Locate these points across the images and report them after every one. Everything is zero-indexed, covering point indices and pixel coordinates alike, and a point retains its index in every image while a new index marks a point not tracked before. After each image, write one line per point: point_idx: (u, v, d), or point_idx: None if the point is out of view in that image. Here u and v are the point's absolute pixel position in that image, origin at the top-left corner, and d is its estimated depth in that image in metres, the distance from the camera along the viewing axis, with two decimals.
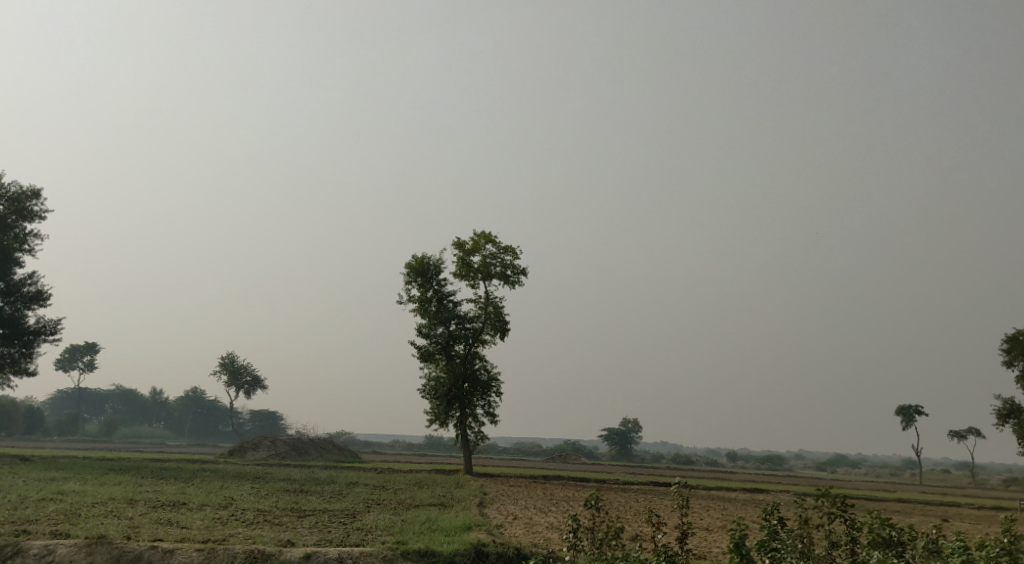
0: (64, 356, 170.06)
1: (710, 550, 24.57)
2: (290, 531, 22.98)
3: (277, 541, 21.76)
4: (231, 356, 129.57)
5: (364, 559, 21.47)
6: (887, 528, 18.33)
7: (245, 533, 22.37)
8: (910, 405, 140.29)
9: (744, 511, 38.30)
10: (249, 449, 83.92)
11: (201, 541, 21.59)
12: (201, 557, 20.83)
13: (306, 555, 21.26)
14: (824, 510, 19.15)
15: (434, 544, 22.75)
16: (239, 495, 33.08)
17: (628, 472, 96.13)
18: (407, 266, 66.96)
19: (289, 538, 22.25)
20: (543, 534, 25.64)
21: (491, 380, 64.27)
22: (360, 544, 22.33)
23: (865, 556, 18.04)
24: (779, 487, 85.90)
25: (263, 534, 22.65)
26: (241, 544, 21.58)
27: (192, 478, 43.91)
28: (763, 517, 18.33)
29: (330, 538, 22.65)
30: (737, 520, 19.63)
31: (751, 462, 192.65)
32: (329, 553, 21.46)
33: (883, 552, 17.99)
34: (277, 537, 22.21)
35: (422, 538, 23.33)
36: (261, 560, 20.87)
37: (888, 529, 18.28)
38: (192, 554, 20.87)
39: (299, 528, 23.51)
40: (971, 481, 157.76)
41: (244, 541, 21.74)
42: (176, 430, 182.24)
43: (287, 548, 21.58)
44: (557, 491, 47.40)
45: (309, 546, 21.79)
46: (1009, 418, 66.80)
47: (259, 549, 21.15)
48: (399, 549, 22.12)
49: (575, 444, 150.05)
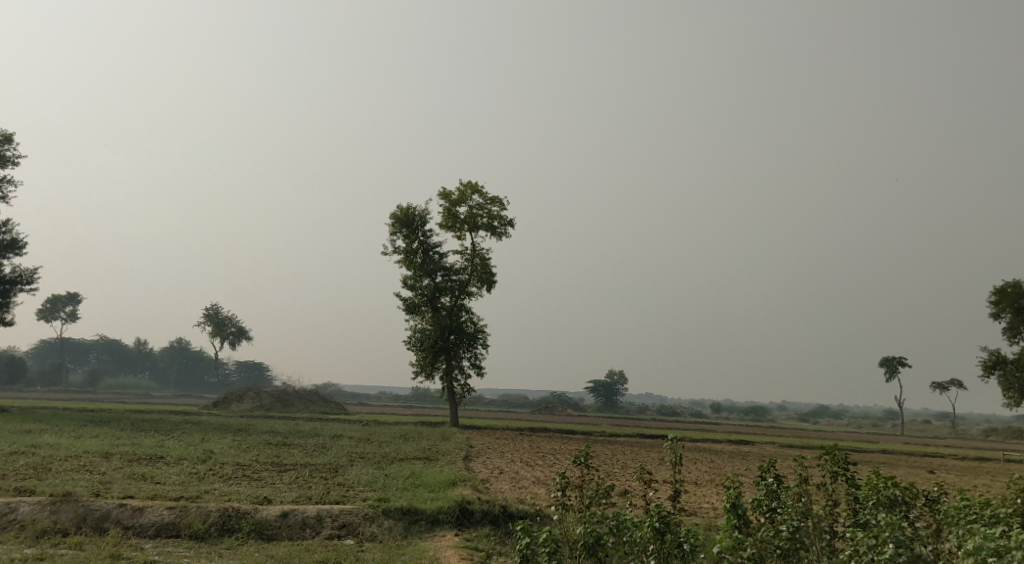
0: (46, 307, 168.48)
1: (701, 506, 24.09)
2: (267, 488, 22.28)
3: (252, 499, 21.07)
4: (215, 308, 128.47)
5: (344, 517, 20.87)
6: (892, 487, 17.77)
7: (220, 491, 21.66)
8: (894, 357, 140.97)
9: (734, 466, 37.90)
10: (234, 400, 83.34)
11: (172, 498, 20.89)
12: (172, 515, 20.14)
13: (283, 514, 20.60)
14: (825, 468, 18.56)
15: (417, 502, 22.15)
16: (219, 449, 32.34)
17: (613, 424, 96.28)
18: (392, 216, 65.77)
19: (266, 495, 21.56)
20: (530, 490, 25.06)
21: (478, 332, 63.62)
22: (339, 502, 21.68)
23: (867, 515, 17.51)
24: (765, 438, 86.20)
25: (239, 491, 21.97)
26: (215, 502, 20.89)
27: (173, 430, 43.18)
28: (761, 475, 17.74)
29: (309, 495, 22.00)
30: (732, 478, 19.01)
31: (736, 414, 194.00)
32: (307, 511, 20.81)
33: (886, 511, 17.46)
34: (253, 494, 21.54)
35: (405, 494, 22.74)
36: (235, 518, 20.21)
37: (892, 488, 17.72)
38: (163, 512, 20.17)
39: (277, 484, 22.84)
40: (952, 432, 159.48)
41: (218, 498, 21.07)
42: (161, 380, 181.60)
43: (263, 506, 20.91)
44: (543, 444, 47.01)
45: (286, 504, 21.15)
46: (994, 369, 66.80)
47: (234, 507, 20.48)
48: (381, 506, 21.53)
49: (561, 396, 150.46)
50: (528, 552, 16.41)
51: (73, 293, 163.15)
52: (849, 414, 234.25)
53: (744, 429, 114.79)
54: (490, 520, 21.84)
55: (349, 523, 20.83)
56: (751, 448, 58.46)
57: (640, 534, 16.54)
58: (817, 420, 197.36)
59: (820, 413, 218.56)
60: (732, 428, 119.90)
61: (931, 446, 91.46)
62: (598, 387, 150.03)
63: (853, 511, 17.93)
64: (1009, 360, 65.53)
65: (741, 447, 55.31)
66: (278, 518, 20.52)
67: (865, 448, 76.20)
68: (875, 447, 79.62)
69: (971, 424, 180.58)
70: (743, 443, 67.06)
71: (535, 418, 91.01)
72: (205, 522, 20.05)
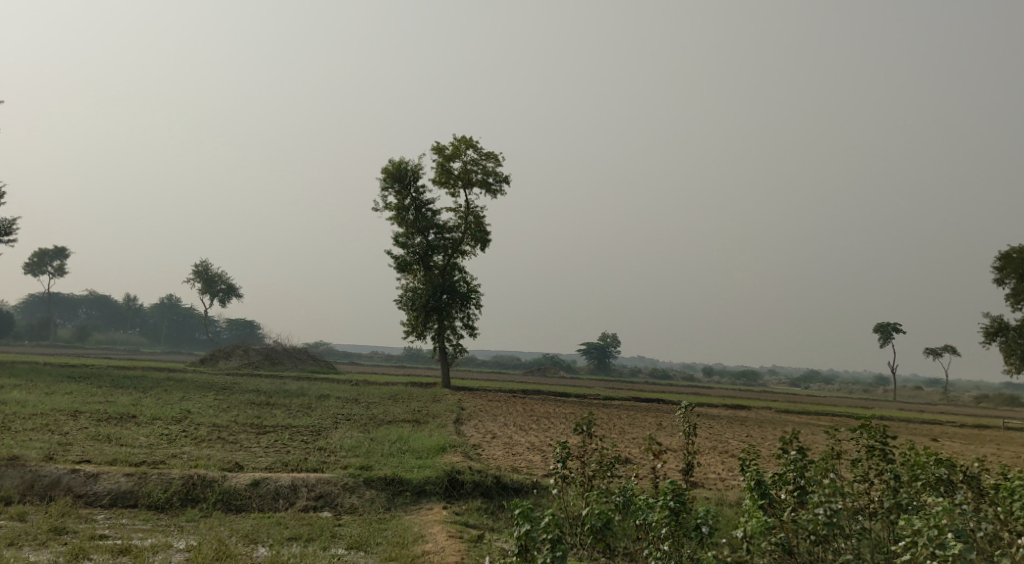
0: (34, 261, 166.33)
1: (707, 476, 22.73)
2: (239, 453, 20.76)
3: (220, 466, 19.57)
4: (205, 264, 126.58)
5: (320, 487, 19.37)
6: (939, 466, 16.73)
7: (187, 456, 20.15)
8: (889, 323, 140.17)
9: (736, 432, 36.57)
10: (222, 358, 81.79)
11: (133, 463, 19.40)
12: (130, 483, 18.66)
13: (253, 482, 19.11)
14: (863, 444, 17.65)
15: (403, 470, 20.64)
16: (198, 408, 30.77)
17: (606, 387, 95.13)
18: (383, 171, 63.68)
19: (237, 461, 20.06)
20: (524, 457, 23.56)
21: (471, 292, 61.94)
22: (318, 469, 20.16)
23: (913, 497, 16.46)
24: (761, 403, 85.21)
25: (209, 455, 20.45)
26: (180, 468, 19.39)
27: (153, 388, 41.64)
28: (783, 448, 16.51)
29: (285, 461, 20.50)
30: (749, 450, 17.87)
31: (729, 377, 193.89)
32: (281, 480, 19.31)
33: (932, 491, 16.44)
34: (223, 460, 20.04)
35: (390, 461, 21.22)
36: (200, 487, 18.73)
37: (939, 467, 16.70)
38: (120, 479, 18.69)
39: (252, 447, 21.33)
40: (944, 399, 159.26)
41: (183, 464, 19.57)
42: (151, 337, 180.13)
43: (232, 473, 19.41)
44: (538, 407, 45.63)
45: (258, 471, 19.66)
46: (996, 336, 65.50)
47: (199, 475, 18.99)
48: (362, 476, 20.01)
49: (554, 358, 149.60)
50: (527, 539, 14.88)
51: (60, 247, 160.86)
52: (841, 379, 234.47)
53: (737, 393, 114.03)
54: (482, 492, 20.34)
55: (327, 493, 19.34)
56: (749, 413, 57.29)
57: (655, 516, 14.95)
58: (809, 385, 197.34)
59: (812, 378, 218.54)
60: (726, 392, 119.14)
61: (926, 413, 90.64)
62: (591, 349, 149.13)
63: (893, 491, 16.97)
64: (1011, 327, 64.19)
65: (738, 412, 54.18)
66: (248, 487, 19.04)
67: (861, 414, 75.22)
68: (871, 413, 78.59)
69: (963, 391, 180.50)
70: (740, 408, 65.89)
71: (528, 380, 89.97)
72: (167, 490, 18.58)
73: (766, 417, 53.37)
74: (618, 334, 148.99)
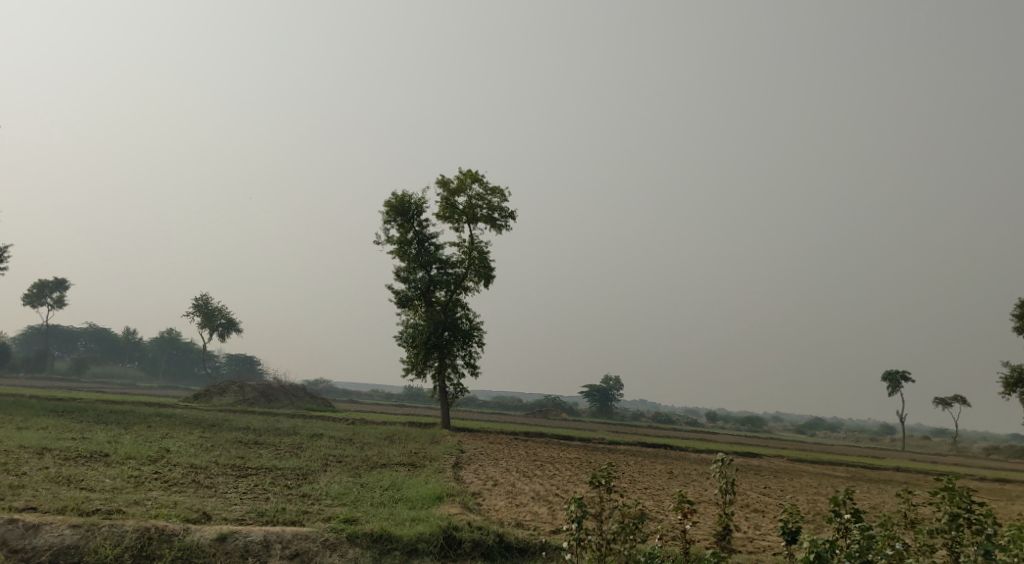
0: (32, 292, 164.60)
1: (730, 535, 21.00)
2: (209, 500, 19.00)
3: (183, 516, 17.89)
4: (205, 298, 124.71)
5: (296, 545, 17.53)
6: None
7: (149, 503, 18.46)
8: (898, 371, 137.67)
9: (752, 484, 34.50)
10: (216, 393, 79.56)
11: (84, 512, 17.81)
12: (77, 535, 17.13)
13: (219, 537, 17.44)
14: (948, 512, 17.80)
15: (392, 524, 18.62)
16: (178, 447, 28.74)
17: (610, 431, 92.48)
18: (386, 204, 62.07)
19: (205, 510, 18.34)
20: (528, 508, 21.51)
21: (474, 330, 59.97)
22: (297, 522, 18.30)
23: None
24: (771, 451, 82.61)
25: (177, 502, 18.70)
26: (137, 518, 17.76)
27: (138, 423, 39.67)
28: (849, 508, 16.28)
29: (261, 509, 18.70)
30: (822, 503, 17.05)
31: (733, 423, 190.61)
32: (252, 534, 17.58)
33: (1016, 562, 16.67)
34: (191, 509, 18.32)
35: (379, 513, 19.22)
36: (156, 543, 17.16)
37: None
38: (65, 531, 17.16)
39: (226, 493, 19.52)
40: (953, 449, 156.00)
41: (143, 514, 17.93)
42: (150, 371, 177.92)
43: (197, 525, 17.72)
44: (542, 450, 43.50)
45: (228, 522, 17.91)
46: (1017, 387, 63.20)
47: (156, 528, 17.40)
48: (345, 531, 18.07)
49: (556, 399, 147.02)
50: None
51: (60, 278, 159.34)
52: (847, 427, 231.01)
53: (745, 440, 111.34)
54: (483, 553, 18.40)
55: (304, 552, 17.52)
56: (760, 462, 55.06)
57: None
58: (815, 432, 194.14)
59: (817, 425, 215.21)
60: (732, 438, 116.34)
61: (939, 465, 87.89)
62: (593, 391, 146.53)
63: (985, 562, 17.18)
64: None
65: (751, 461, 52.43)
66: (213, 542, 17.35)
67: (875, 465, 72.71)
68: (885, 464, 75.87)
69: (971, 441, 177.21)
70: (750, 456, 63.51)
71: (529, 421, 87.52)
72: (118, 546, 17.05)
73: (779, 467, 51.17)
74: (622, 377, 146.53)
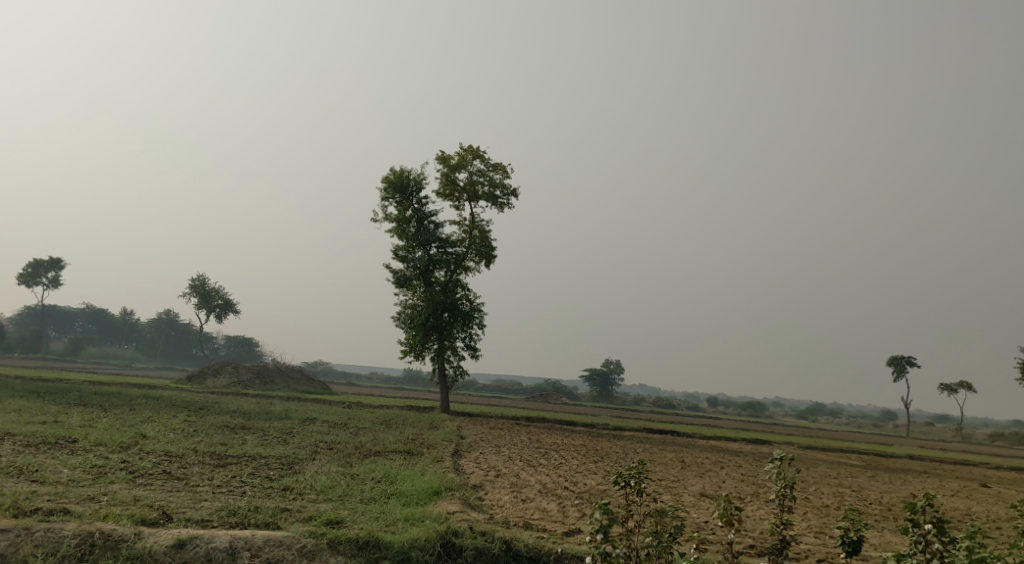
0: (28, 272, 162.61)
1: (762, 546, 19.07)
2: (173, 496, 17.10)
3: (137, 517, 16.02)
4: (202, 278, 122.65)
5: (267, 555, 15.64)
6: None
7: (103, 500, 16.58)
8: (903, 356, 135.70)
9: (769, 475, 32.57)
10: (210, 375, 77.59)
11: (25, 511, 15.94)
12: (11, 541, 15.30)
13: (176, 544, 15.56)
14: None
15: (382, 528, 16.69)
16: (156, 432, 26.68)
17: (612, 415, 90.65)
18: (384, 180, 59.83)
19: (164, 510, 16.45)
20: (536, 505, 19.49)
21: (474, 311, 57.92)
22: (272, 524, 16.38)
23: None
24: (778, 437, 80.82)
25: (136, 498, 16.84)
26: (83, 520, 15.90)
27: (120, 406, 37.63)
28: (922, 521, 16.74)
29: (234, 508, 16.84)
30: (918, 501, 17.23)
31: (735, 408, 188.73)
32: (216, 539, 15.69)
33: None
34: (150, 509, 16.44)
35: (368, 514, 17.25)
36: (101, 552, 15.29)
37: None
38: None
39: (194, 488, 17.62)
40: (956, 436, 154.56)
41: (93, 514, 16.05)
42: (147, 352, 176.12)
43: (151, 529, 15.85)
44: (545, 437, 41.59)
45: (190, 525, 16.04)
46: None
47: (105, 533, 15.54)
48: (328, 537, 16.15)
49: (556, 384, 145.26)
50: None
51: (54, 257, 157.02)
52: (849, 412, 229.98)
53: (749, 425, 109.47)
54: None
55: (276, 561, 15.66)
56: (769, 449, 53.20)
57: None
58: (818, 418, 192.81)
59: (819, 410, 213.79)
60: (734, 422, 114.79)
61: (948, 452, 86.17)
62: (593, 376, 144.77)
63: None
64: None
65: (762, 449, 50.63)
66: (168, 551, 15.48)
67: (886, 452, 70.83)
68: (896, 452, 73.95)
69: (974, 428, 175.31)
70: (759, 442, 61.60)
71: (529, 405, 85.79)
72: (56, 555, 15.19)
73: (791, 455, 49.31)
74: (623, 361, 144.75)
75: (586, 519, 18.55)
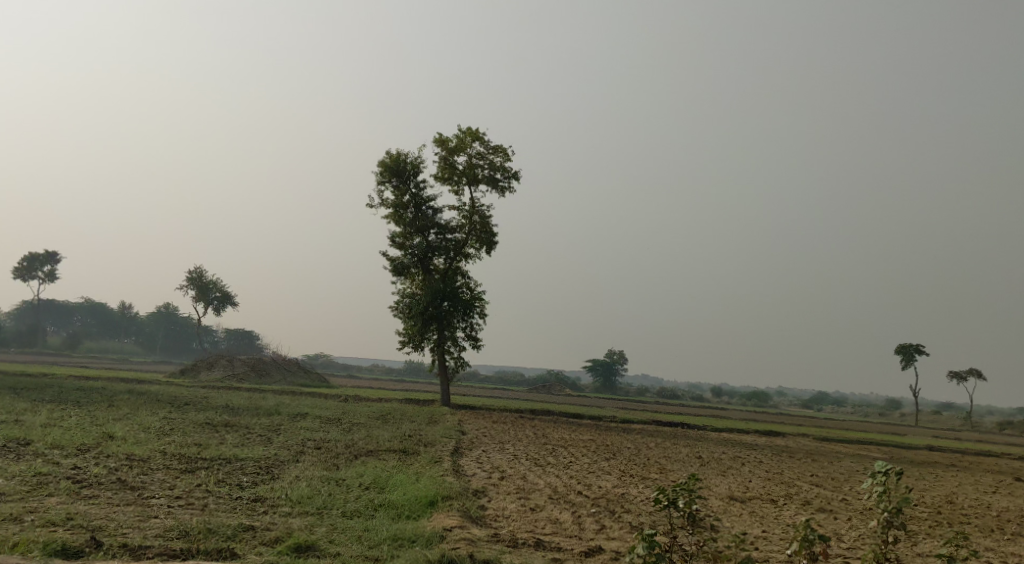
0: (23, 265, 160.36)
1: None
2: (114, 515, 14.60)
3: (55, 546, 13.37)
4: (200, 270, 120.16)
5: None
6: None
7: (26, 522, 14.05)
8: (912, 344, 133.17)
9: (794, 472, 30.16)
10: (205, 368, 75.17)
11: None
12: None
13: None
14: None
15: (363, 556, 14.21)
16: (125, 432, 24.17)
17: (618, 407, 88.39)
18: (380, 163, 57.26)
19: (97, 534, 13.90)
20: (547, 516, 17.05)
21: (475, 300, 55.46)
22: (225, 552, 13.85)
23: None
24: (789, 428, 78.62)
25: (65, 519, 14.27)
26: None
27: (97, 402, 35.14)
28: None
29: (183, 530, 14.30)
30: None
31: (739, 397, 186.51)
32: None
33: None
34: (82, 533, 13.89)
35: (349, 537, 14.78)
36: None
37: None
38: None
39: (141, 504, 15.09)
40: (964, 425, 152.32)
41: (9, 540, 13.45)
42: (146, 346, 173.76)
43: (77, 559, 13.26)
44: (552, 432, 39.22)
45: (125, 555, 13.46)
46: None
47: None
48: None
49: (558, 374, 142.84)
50: None
51: (48, 250, 154.34)
52: (852, 401, 228.02)
53: (756, 416, 107.17)
54: None
55: None
56: (784, 442, 50.87)
57: None
58: (822, 407, 190.79)
59: (822, 399, 211.74)
60: (741, 413, 112.51)
61: (961, 441, 83.99)
62: (596, 367, 142.53)
63: None
64: None
65: (777, 442, 48.37)
66: None
67: (901, 442, 68.56)
68: (912, 442, 71.73)
69: (982, 417, 173.09)
70: (772, 434, 59.30)
71: (533, 398, 83.49)
72: None
73: (809, 448, 46.97)
74: (625, 352, 142.38)
75: (608, 536, 16.14)
